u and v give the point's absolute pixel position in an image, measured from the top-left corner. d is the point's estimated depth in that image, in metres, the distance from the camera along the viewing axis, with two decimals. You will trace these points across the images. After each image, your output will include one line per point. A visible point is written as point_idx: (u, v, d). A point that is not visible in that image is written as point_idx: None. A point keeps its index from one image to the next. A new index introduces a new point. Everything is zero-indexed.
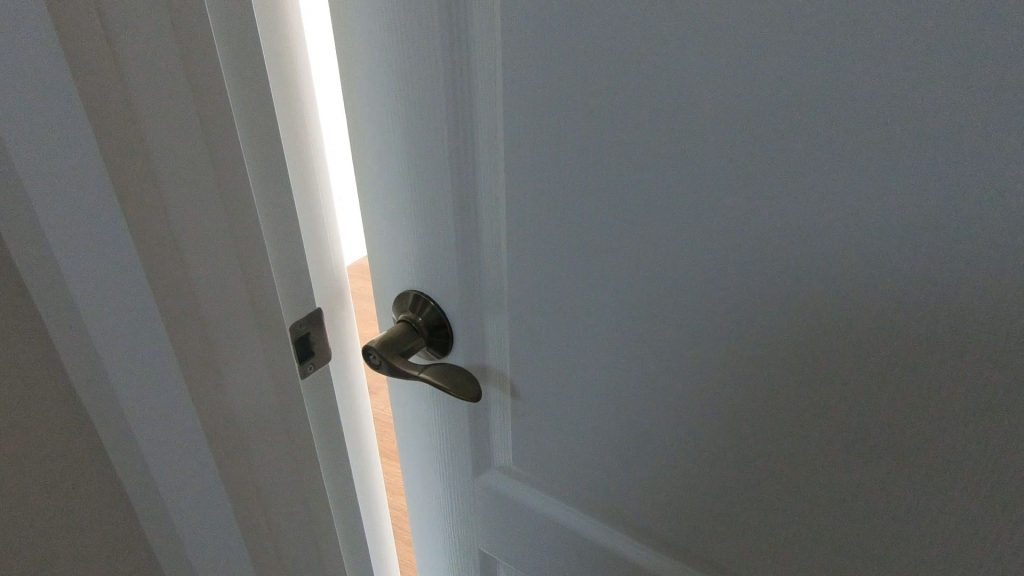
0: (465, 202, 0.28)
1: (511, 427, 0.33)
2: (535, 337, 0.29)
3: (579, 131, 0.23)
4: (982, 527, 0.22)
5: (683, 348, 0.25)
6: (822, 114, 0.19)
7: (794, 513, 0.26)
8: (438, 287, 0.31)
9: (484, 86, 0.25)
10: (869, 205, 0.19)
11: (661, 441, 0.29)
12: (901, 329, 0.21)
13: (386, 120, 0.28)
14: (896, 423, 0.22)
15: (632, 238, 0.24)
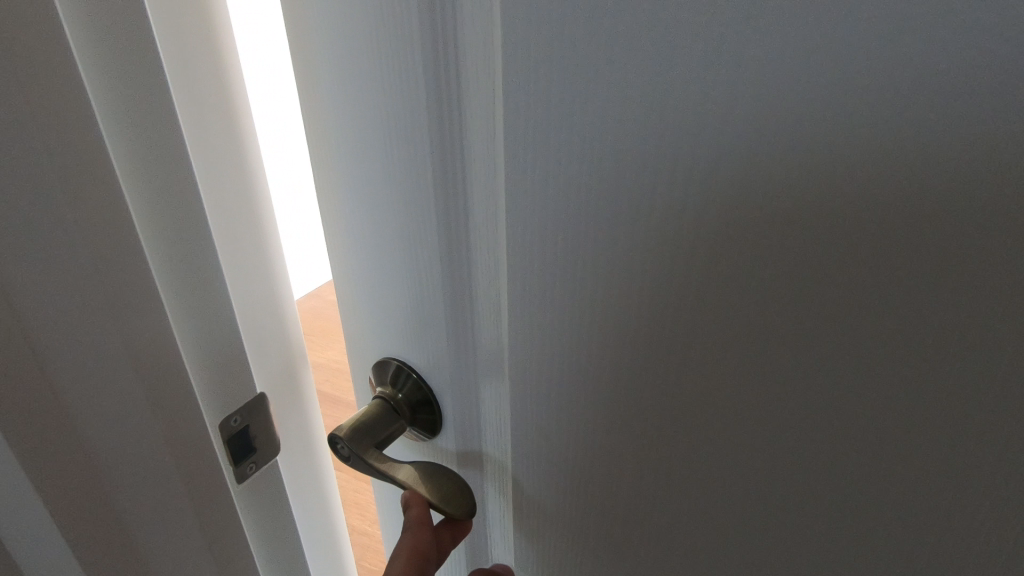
0: (451, 248, 0.22)
1: (512, 526, 0.27)
2: (538, 425, 0.23)
3: (605, 172, 0.17)
4: (947, 499, 0.15)
5: (608, 322, 0.19)
6: (954, 138, 0.12)
7: (695, 492, 0.20)
8: (424, 353, 0.25)
9: (477, 100, 0.19)
10: (953, 212, 0.13)
11: (560, 429, 0.22)
12: (832, 215, 0.14)
13: (344, 127, 0.23)
14: (818, 351, 0.15)
15: (651, 301, 0.18)
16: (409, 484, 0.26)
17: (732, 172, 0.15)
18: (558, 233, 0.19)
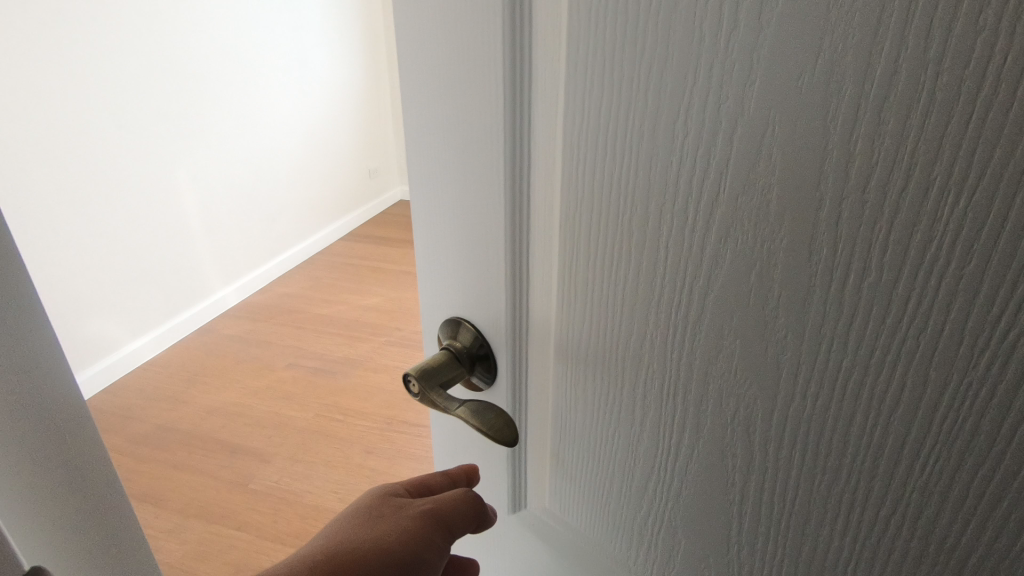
0: (521, 158, 0.39)
1: (558, 348, 0.43)
2: (575, 267, 0.38)
3: (627, 100, 0.32)
4: (969, 320, 0.25)
5: (664, 202, 0.32)
6: (816, 72, 0.25)
7: (791, 340, 0.31)
8: (500, 227, 0.42)
9: (545, 69, 0.36)
10: (834, 115, 0.26)
11: (664, 303, 0.34)
12: (874, 151, 0.25)
13: (459, 91, 0.39)
14: (875, 234, 0.26)
15: (652, 174, 0.32)
16: (461, 414, 0.41)
17: (705, 93, 0.29)
18: (604, 136, 0.33)
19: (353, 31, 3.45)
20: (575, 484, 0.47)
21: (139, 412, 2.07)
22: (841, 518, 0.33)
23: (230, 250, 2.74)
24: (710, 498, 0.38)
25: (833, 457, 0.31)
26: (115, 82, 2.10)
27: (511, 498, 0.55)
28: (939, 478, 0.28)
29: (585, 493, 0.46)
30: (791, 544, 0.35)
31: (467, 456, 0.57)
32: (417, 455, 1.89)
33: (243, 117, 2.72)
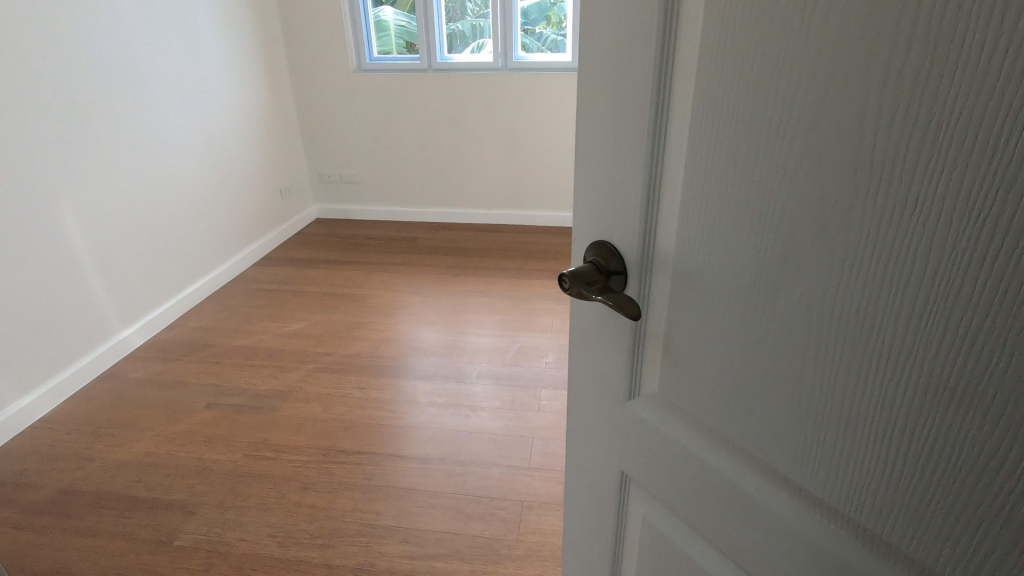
0: (659, 102, 0.48)
1: (674, 264, 0.52)
2: (696, 191, 0.48)
3: (746, 48, 0.40)
4: (981, 209, 0.32)
5: (766, 133, 0.41)
6: (872, 15, 0.33)
7: (846, 237, 0.39)
8: (638, 162, 0.51)
9: (688, 26, 0.44)
10: (884, 51, 0.33)
11: (758, 214, 0.44)
12: (907, 76, 0.33)
13: (615, 46, 0.48)
14: (906, 144, 0.34)
15: (759, 108, 0.41)
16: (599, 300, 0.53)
17: (800, 38, 0.37)
18: (726, 78, 0.42)
19: (252, 52, 3.30)
20: (681, 384, 0.56)
21: (32, 477, 1.80)
22: (876, 349, 0.39)
23: (131, 286, 2.48)
24: (785, 348, 0.45)
25: (866, 295, 0.39)
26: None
27: (622, 405, 0.64)
28: (943, 305, 0.35)
29: (689, 391, 0.55)
30: (840, 382, 0.43)
31: (589, 370, 0.66)
32: (361, 484, 1.78)
33: (142, 140, 2.47)
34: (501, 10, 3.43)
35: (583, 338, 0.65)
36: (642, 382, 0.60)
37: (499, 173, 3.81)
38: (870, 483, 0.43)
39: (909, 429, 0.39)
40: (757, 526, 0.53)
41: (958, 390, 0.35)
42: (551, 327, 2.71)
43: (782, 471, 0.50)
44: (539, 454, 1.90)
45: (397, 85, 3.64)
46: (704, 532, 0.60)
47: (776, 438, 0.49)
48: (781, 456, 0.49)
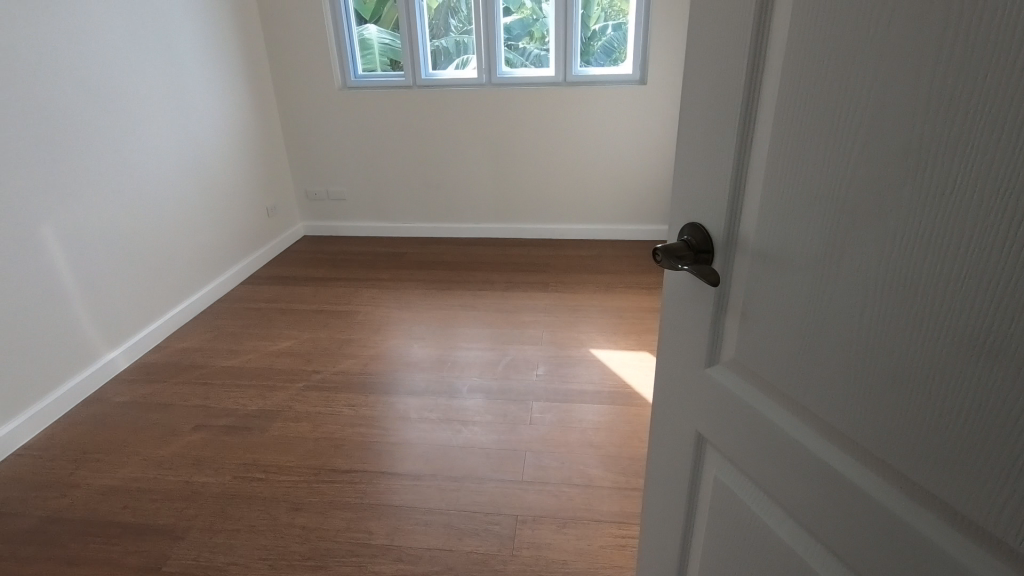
0: (751, 99, 0.57)
1: (754, 240, 0.60)
2: (775, 176, 0.56)
3: (821, 53, 0.49)
4: (1006, 184, 0.38)
5: (834, 125, 0.49)
6: (923, 25, 0.41)
7: (895, 213, 0.45)
8: (729, 151, 0.61)
9: (776, 35, 0.53)
10: (933, 52, 0.40)
11: (825, 195, 0.51)
12: (949, 73, 0.40)
13: (720, 53, 0.58)
14: (947, 129, 0.40)
15: (829, 103, 0.49)
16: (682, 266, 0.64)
17: (865, 44, 0.45)
18: (803, 79, 0.51)
19: (236, 71, 3.31)
20: (753, 351, 0.63)
21: (15, 506, 1.76)
22: (915, 313, 0.45)
23: (115, 308, 2.45)
24: (841, 315, 0.52)
25: (910, 261, 0.45)
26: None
27: (704, 370, 0.72)
28: (973, 270, 0.41)
29: (758, 356, 0.63)
30: (885, 344, 0.48)
31: (677, 338, 0.75)
32: (353, 503, 1.77)
33: (124, 161, 2.45)
34: (484, 26, 3.46)
35: (675, 310, 0.75)
36: (722, 349, 0.69)
37: (486, 187, 3.84)
38: (907, 437, 0.48)
39: (942, 384, 0.44)
40: (807, 482, 0.59)
41: (987, 345, 0.41)
42: (540, 340, 2.72)
43: (832, 430, 0.56)
44: (532, 467, 1.90)
45: (383, 102, 3.66)
46: (766, 491, 0.66)
47: (833, 401, 0.55)
48: (831, 416, 0.55)
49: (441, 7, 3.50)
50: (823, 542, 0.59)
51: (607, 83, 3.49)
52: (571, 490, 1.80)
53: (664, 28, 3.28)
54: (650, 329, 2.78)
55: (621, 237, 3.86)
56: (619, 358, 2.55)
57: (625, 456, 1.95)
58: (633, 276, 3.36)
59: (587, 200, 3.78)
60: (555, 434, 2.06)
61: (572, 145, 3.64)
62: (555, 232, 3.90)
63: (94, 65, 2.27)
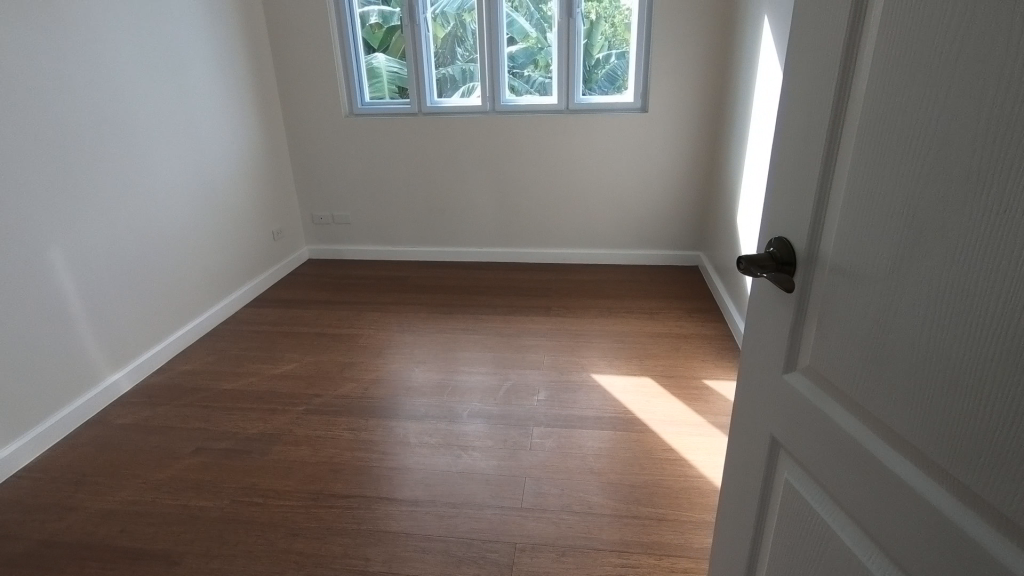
0: (837, 131, 0.66)
1: (833, 256, 0.68)
2: (853, 199, 0.64)
3: (892, 94, 0.57)
4: None
5: (904, 156, 0.56)
6: (978, 74, 0.48)
7: (954, 233, 0.52)
8: (815, 174, 0.70)
9: (857, 77, 0.62)
10: (986, 96, 0.48)
11: (895, 216, 0.58)
12: (998, 113, 0.47)
13: (814, 90, 0.68)
14: (997, 160, 0.47)
15: (901, 137, 0.56)
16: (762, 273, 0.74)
17: (930, 88, 0.53)
18: (877, 116, 0.59)
19: (245, 99, 3.39)
20: (827, 356, 0.70)
21: (13, 529, 1.76)
22: (966, 323, 0.51)
23: (120, 331, 2.48)
24: (905, 325, 0.58)
25: (963, 277, 0.51)
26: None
27: (783, 374, 0.79)
28: (1015, 285, 0.46)
29: (831, 361, 0.69)
30: (940, 351, 0.54)
31: (762, 342, 0.83)
32: (350, 529, 1.76)
33: (132, 185, 2.50)
34: (489, 55, 3.54)
35: (762, 317, 0.83)
36: (800, 355, 0.76)
37: (489, 212, 3.89)
38: (957, 437, 0.53)
39: (989, 387, 0.49)
40: (865, 481, 0.64)
41: None
42: (541, 364, 2.73)
43: (890, 432, 0.61)
44: (532, 494, 1.89)
45: (389, 129, 3.73)
46: (830, 493, 0.71)
47: (892, 404, 0.60)
48: (890, 418, 0.61)
49: (447, 36, 3.58)
50: (877, 541, 0.64)
51: (610, 110, 3.57)
52: (570, 518, 1.79)
53: (664, 57, 3.35)
54: (651, 354, 2.78)
55: (623, 262, 3.88)
56: (620, 384, 2.55)
57: (625, 483, 1.94)
58: (634, 300, 3.37)
59: (589, 225, 3.82)
60: (555, 460, 2.05)
61: (575, 172, 3.69)
62: (558, 257, 3.92)
63: (107, 93, 2.34)
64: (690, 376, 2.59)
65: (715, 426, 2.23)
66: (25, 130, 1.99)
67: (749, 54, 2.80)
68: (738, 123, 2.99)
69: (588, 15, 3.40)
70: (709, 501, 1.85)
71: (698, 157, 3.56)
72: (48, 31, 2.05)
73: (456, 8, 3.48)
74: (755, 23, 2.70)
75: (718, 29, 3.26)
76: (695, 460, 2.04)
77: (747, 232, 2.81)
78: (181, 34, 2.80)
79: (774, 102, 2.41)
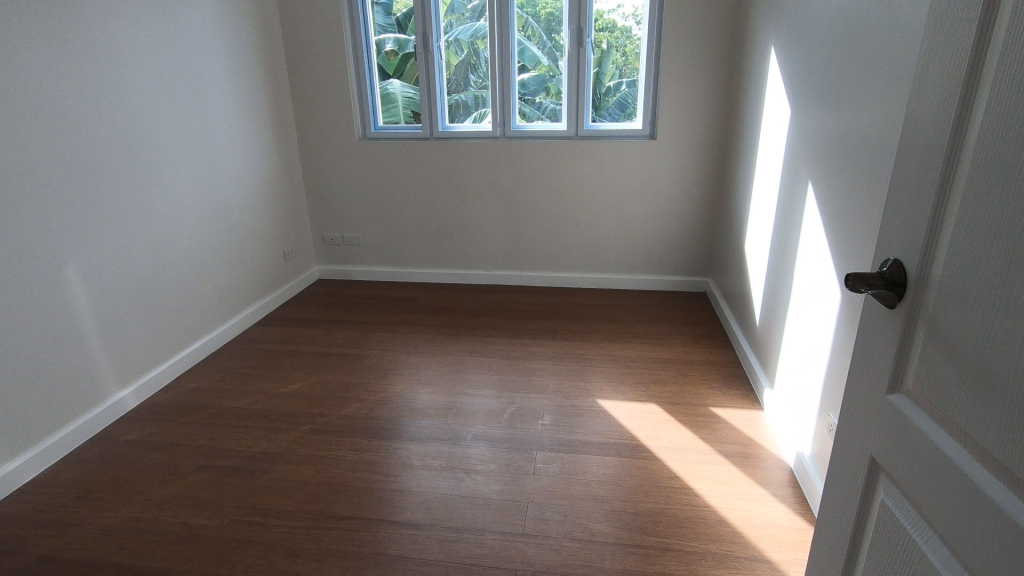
0: (952, 158, 0.69)
1: (941, 279, 0.70)
2: (964, 225, 0.66)
3: (1005, 126, 0.60)
4: None
5: (1014, 185, 0.59)
6: None
7: None
8: (928, 198, 0.73)
9: (973, 109, 0.66)
10: None
11: (1002, 242, 0.61)
12: None
13: (933, 120, 0.71)
14: None
15: (1010, 168, 0.59)
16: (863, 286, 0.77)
17: None
18: (991, 146, 0.62)
19: (261, 122, 3.47)
20: (930, 375, 0.72)
21: (14, 544, 1.76)
22: None
23: (130, 347, 2.51)
24: (1004, 345, 0.60)
25: None
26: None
27: (886, 395, 0.81)
28: None
29: (934, 380, 0.71)
30: None
31: (868, 361, 0.85)
32: (349, 551, 1.75)
33: (147, 204, 2.55)
34: (501, 81, 3.61)
35: (869, 335, 0.85)
36: (903, 375, 0.78)
37: (498, 236, 3.92)
38: None
39: None
40: (953, 499, 0.66)
41: None
42: (547, 388, 2.71)
43: (984, 451, 0.63)
44: (534, 520, 1.87)
45: (401, 152, 3.79)
46: (918, 512, 0.73)
47: (989, 423, 0.63)
48: (985, 437, 0.63)
49: (461, 63, 3.66)
50: (960, 561, 0.65)
51: (619, 137, 3.62)
52: (572, 546, 1.76)
53: (672, 86, 3.40)
54: (658, 381, 2.75)
55: (629, 287, 3.88)
56: (625, 410, 2.52)
57: (629, 510, 1.91)
58: (640, 325, 3.36)
59: (597, 250, 3.83)
60: (559, 486, 2.03)
61: (584, 197, 3.72)
62: (565, 281, 3.93)
63: (127, 115, 2.42)
64: (697, 403, 2.56)
65: (722, 455, 2.20)
66: (45, 148, 2.05)
67: (756, 84, 2.83)
68: (746, 152, 3.02)
69: (599, 44, 3.47)
70: (718, 532, 1.81)
71: (705, 184, 3.58)
72: (75, 56, 2.15)
73: (470, 37, 3.57)
74: (762, 54, 2.74)
75: (726, 60, 3.32)
76: (701, 489, 2.01)
77: (755, 259, 2.81)
78: (201, 59, 2.89)
79: (781, 132, 2.44)
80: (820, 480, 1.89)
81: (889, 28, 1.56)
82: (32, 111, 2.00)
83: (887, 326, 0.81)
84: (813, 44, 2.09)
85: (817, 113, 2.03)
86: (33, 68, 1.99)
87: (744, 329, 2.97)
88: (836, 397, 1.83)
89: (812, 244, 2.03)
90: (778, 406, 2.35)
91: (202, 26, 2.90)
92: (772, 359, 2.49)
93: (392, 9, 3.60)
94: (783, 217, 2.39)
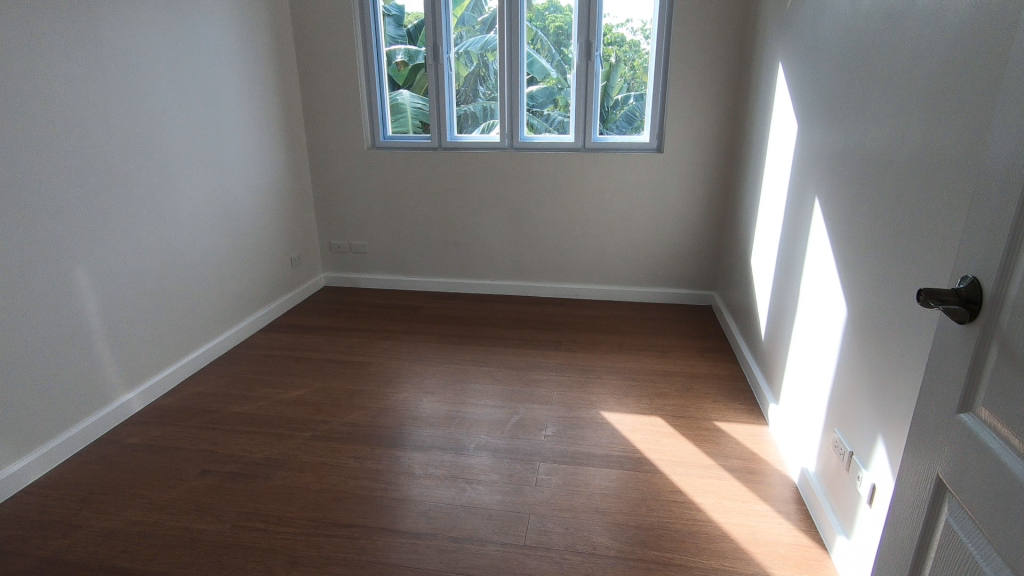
0: None
1: (1015, 301, 0.71)
2: None
3: None
4: None
5: None
6: None
7: None
8: (1004, 223, 0.74)
9: None
10: None
11: None
12: None
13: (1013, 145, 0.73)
14: None
15: None
16: (936, 303, 0.79)
17: None
18: None
19: (271, 130, 3.52)
20: (1001, 396, 0.73)
21: (16, 545, 1.77)
22: None
23: (137, 350, 2.53)
24: None
25: None
26: (9, 165, 1.91)
27: (957, 415, 0.82)
28: None
29: (1005, 401, 0.72)
30: None
31: (939, 381, 0.86)
32: (349, 559, 1.75)
33: (157, 208, 2.59)
34: (510, 93, 3.65)
35: (942, 354, 0.86)
36: (975, 396, 0.79)
37: (504, 246, 3.93)
38: None
39: None
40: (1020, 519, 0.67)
41: None
42: (550, 399, 2.71)
43: None
44: (535, 531, 1.86)
45: (409, 162, 3.82)
46: (983, 529, 0.74)
47: None
48: None
49: (470, 75, 3.70)
50: None
51: (626, 149, 3.64)
52: (573, 558, 1.75)
53: (680, 100, 3.43)
54: (662, 394, 2.74)
55: (634, 300, 3.88)
56: (629, 422, 2.51)
57: (631, 524, 1.90)
58: (645, 337, 3.36)
59: (602, 262, 3.84)
60: (561, 498, 2.03)
61: (590, 209, 3.73)
62: (570, 292, 3.93)
63: (140, 121, 2.45)
64: (701, 417, 2.55)
65: (726, 469, 2.19)
66: (60, 151, 2.08)
67: (763, 99, 2.85)
68: (752, 166, 3.03)
69: (607, 57, 3.50)
70: (721, 547, 1.80)
71: (711, 199, 3.59)
72: (95, 64, 2.21)
73: (480, 49, 3.61)
74: (770, 70, 2.76)
75: (733, 75, 3.34)
76: (705, 504, 2.00)
77: (761, 274, 2.81)
78: (214, 68, 2.94)
79: (788, 148, 2.45)
80: (825, 496, 1.88)
81: (897, 46, 1.58)
82: (47, 114, 2.03)
83: (959, 345, 0.81)
84: (821, 60, 2.10)
85: (824, 129, 2.04)
86: (50, 73, 2.03)
87: (750, 344, 2.96)
88: (841, 413, 1.82)
89: (818, 259, 2.04)
90: (783, 421, 2.34)
91: (218, 36, 2.95)
92: (777, 374, 2.48)
93: (403, 21, 3.65)
94: (789, 232, 2.40)
